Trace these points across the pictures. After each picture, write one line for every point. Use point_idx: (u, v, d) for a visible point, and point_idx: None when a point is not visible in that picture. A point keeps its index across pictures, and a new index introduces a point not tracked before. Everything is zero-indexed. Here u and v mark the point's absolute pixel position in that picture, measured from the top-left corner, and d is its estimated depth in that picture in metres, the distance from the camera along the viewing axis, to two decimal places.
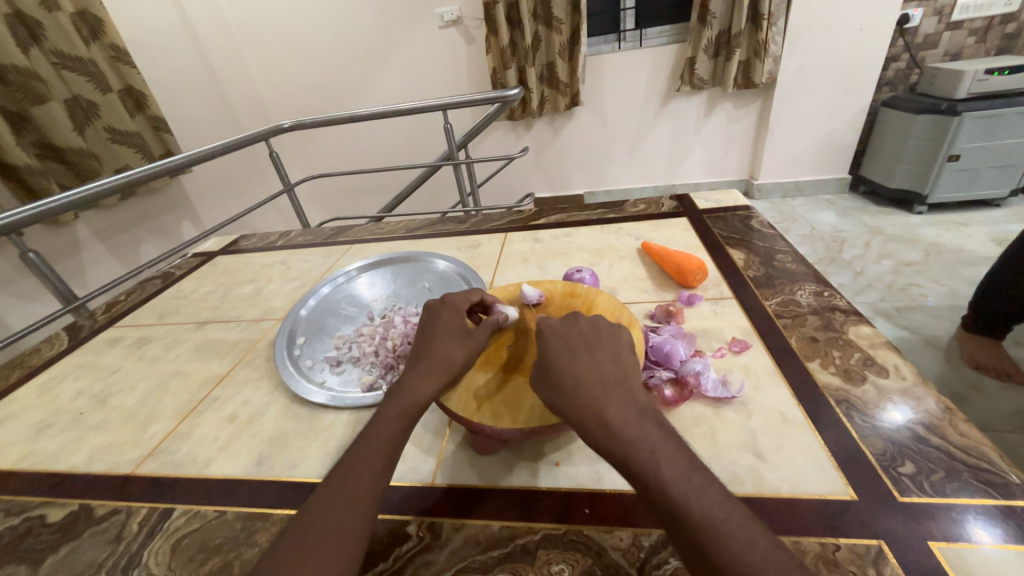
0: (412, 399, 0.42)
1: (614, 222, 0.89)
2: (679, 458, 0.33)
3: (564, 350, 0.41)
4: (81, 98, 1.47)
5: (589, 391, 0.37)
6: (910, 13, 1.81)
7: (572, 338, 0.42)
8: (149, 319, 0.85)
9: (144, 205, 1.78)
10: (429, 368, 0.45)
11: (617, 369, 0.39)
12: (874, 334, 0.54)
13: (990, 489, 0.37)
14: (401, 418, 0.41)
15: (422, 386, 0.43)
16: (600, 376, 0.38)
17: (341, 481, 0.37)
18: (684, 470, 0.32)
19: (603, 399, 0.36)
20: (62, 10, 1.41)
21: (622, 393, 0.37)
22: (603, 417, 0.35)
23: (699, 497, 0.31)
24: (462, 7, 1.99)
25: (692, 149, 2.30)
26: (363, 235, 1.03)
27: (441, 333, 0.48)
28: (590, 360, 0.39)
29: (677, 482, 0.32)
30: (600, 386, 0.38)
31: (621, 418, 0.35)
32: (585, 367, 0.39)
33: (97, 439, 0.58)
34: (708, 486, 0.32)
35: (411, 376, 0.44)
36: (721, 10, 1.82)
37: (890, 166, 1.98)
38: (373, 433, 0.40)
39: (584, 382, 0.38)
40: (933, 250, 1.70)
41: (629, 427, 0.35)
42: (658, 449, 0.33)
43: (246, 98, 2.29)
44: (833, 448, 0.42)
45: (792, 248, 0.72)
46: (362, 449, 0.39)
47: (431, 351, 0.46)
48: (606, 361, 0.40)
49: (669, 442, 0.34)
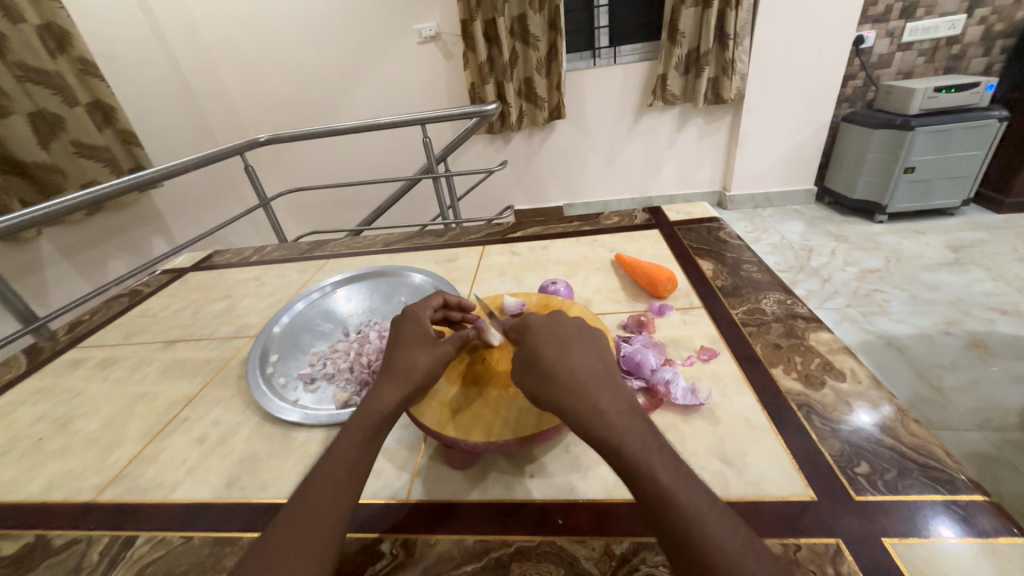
0: (377, 410, 0.42)
1: (588, 234, 0.91)
2: (667, 450, 0.34)
3: (554, 342, 0.41)
4: (47, 112, 1.44)
5: (583, 383, 0.38)
6: (865, 35, 1.93)
7: (559, 332, 0.42)
8: (115, 339, 0.83)
9: (112, 221, 1.73)
10: (392, 379, 0.44)
11: (606, 365, 0.40)
12: (833, 339, 0.57)
13: (937, 486, 0.39)
14: (365, 429, 0.41)
15: (387, 396, 0.43)
16: (591, 370, 0.39)
17: (306, 499, 0.36)
18: (672, 461, 0.33)
19: (597, 391, 0.37)
20: (27, 22, 1.38)
21: (612, 385, 0.38)
22: (598, 406, 0.36)
23: (685, 488, 0.32)
24: (441, 24, 2.02)
25: (667, 162, 2.37)
26: (340, 250, 1.02)
27: (405, 343, 0.48)
28: (580, 354, 0.40)
29: (666, 473, 0.32)
30: (591, 378, 0.38)
31: (614, 410, 0.36)
32: (577, 361, 0.39)
33: (56, 466, 0.56)
34: (691, 479, 0.33)
35: (376, 387, 0.44)
36: (690, 30, 1.90)
37: (852, 177, 2.07)
38: (339, 446, 0.40)
39: (578, 374, 0.38)
40: (894, 257, 1.79)
41: (621, 417, 0.35)
42: (647, 442, 0.34)
43: (221, 112, 2.27)
44: (794, 450, 0.43)
45: (757, 258, 0.76)
46: (328, 463, 0.39)
47: (395, 361, 0.46)
48: (595, 355, 0.40)
49: (657, 436, 0.35)
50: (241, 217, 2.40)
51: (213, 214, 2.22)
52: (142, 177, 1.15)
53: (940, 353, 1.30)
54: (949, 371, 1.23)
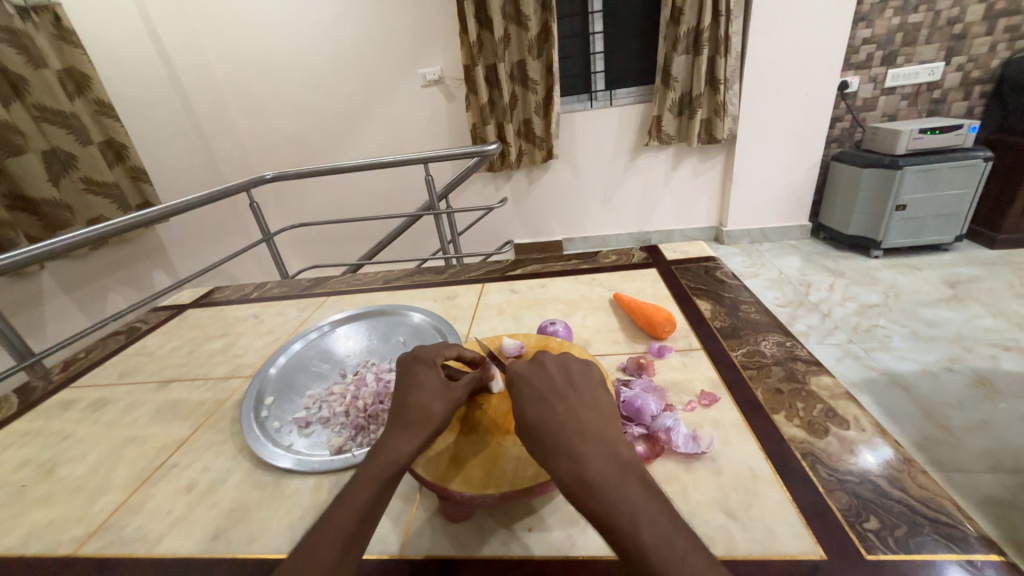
0: (391, 461, 0.41)
1: (587, 273, 0.92)
2: (661, 517, 0.33)
3: (540, 401, 0.41)
4: (60, 150, 1.48)
5: (569, 445, 0.37)
6: (848, 80, 2.03)
7: (546, 389, 0.42)
8: (109, 378, 0.82)
9: (115, 254, 1.74)
10: (406, 427, 0.44)
11: (595, 422, 0.39)
12: (834, 384, 0.56)
13: (950, 543, 0.38)
14: (378, 480, 0.40)
15: (402, 445, 0.42)
16: (578, 430, 0.38)
17: (312, 552, 0.35)
18: (665, 531, 0.32)
19: (583, 454, 0.36)
20: (49, 67, 1.46)
21: (600, 445, 0.37)
22: (582, 472, 0.35)
23: (679, 563, 0.30)
24: (444, 68, 2.13)
25: (663, 199, 2.42)
26: (341, 286, 1.03)
27: (419, 389, 0.47)
28: (568, 412, 0.40)
29: (656, 545, 0.31)
30: (579, 439, 0.37)
31: (603, 475, 0.35)
32: (565, 420, 0.39)
33: (37, 516, 0.54)
34: (687, 548, 0.31)
35: (391, 436, 0.43)
36: (681, 74, 2.00)
37: (845, 214, 2.12)
38: (350, 498, 0.39)
39: (564, 436, 0.38)
40: (892, 292, 1.80)
41: (610, 484, 0.34)
42: (639, 510, 0.33)
43: (230, 149, 2.34)
44: (800, 503, 0.42)
45: (755, 299, 0.76)
46: (336, 515, 0.38)
47: (410, 407, 0.45)
48: (584, 411, 0.40)
49: (650, 500, 0.34)
50: (244, 250, 2.42)
51: (217, 248, 2.24)
52: (147, 215, 1.17)
53: (947, 391, 1.28)
54: (956, 410, 1.21)
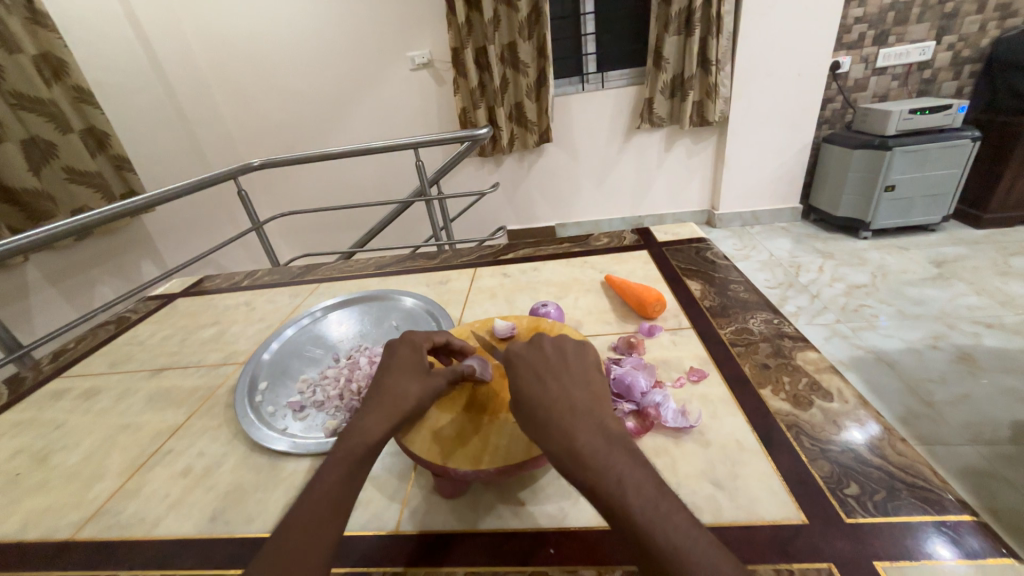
0: (362, 441, 0.41)
1: (579, 256, 0.92)
2: (647, 483, 0.33)
3: (534, 380, 0.42)
4: (39, 139, 1.44)
5: (560, 418, 0.38)
6: (840, 60, 2.02)
7: (541, 369, 0.43)
8: (100, 367, 0.81)
9: (101, 245, 1.71)
10: (380, 406, 0.44)
11: (587, 399, 0.40)
12: (820, 359, 0.57)
13: (926, 506, 0.39)
14: (350, 460, 0.40)
15: (374, 424, 0.43)
16: (570, 405, 0.39)
17: (286, 532, 0.36)
18: (651, 496, 0.33)
19: (574, 427, 0.37)
20: (23, 52, 1.42)
21: (591, 418, 0.38)
22: (572, 443, 0.36)
23: (664, 525, 0.31)
24: (433, 51, 2.08)
25: (656, 183, 2.42)
26: (332, 273, 1.02)
27: (397, 371, 0.48)
28: (560, 390, 0.40)
29: (643, 510, 0.32)
30: (571, 414, 0.38)
31: (592, 445, 0.36)
32: (557, 397, 0.40)
33: (33, 503, 0.54)
34: (672, 512, 0.32)
35: (362, 416, 0.44)
36: (674, 56, 1.98)
37: (836, 196, 2.13)
38: (322, 479, 0.39)
39: (555, 412, 0.38)
40: (880, 272, 1.82)
41: (599, 453, 0.35)
42: (626, 476, 0.34)
43: (215, 136, 2.29)
44: (784, 472, 0.44)
45: (744, 278, 0.77)
46: (310, 495, 0.38)
47: (387, 388, 0.46)
48: (576, 390, 0.41)
49: (637, 468, 0.34)
50: (234, 239, 2.39)
51: (205, 238, 2.21)
52: (132, 203, 1.14)
53: (931, 367, 1.32)
54: (939, 385, 1.25)
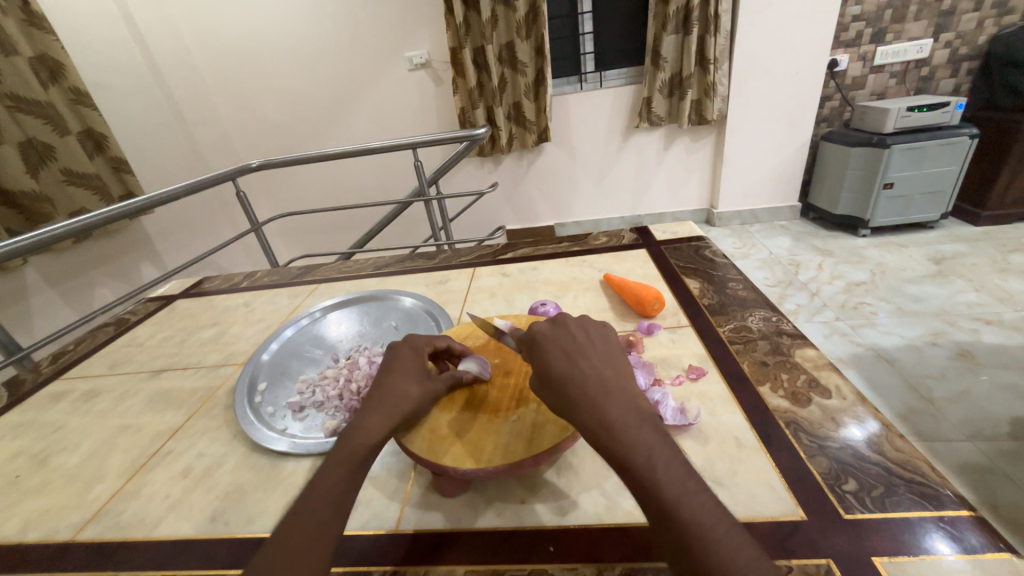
0: (362, 442, 0.41)
1: (578, 255, 0.92)
2: (676, 462, 0.33)
3: (563, 354, 0.41)
4: (37, 141, 1.44)
5: (591, 394, 0.37)
6: (838, 58, 2.02)
7: (570, 344, 0.42)
8: (100, 369, 0.81)
9: (100, 247, 1.71)
10: (380, 406, 0.44)
11: (616, 376, 0.39)
12: (818, 356, 0.58)
13: (925, 501, 0.39)
14: (350, 462, 0.40)
15: (372, 425, 0.42)
16: (601, 381, 0.38)
17: (288, 533, 0.36)
18: (679, 475, 0.33)
19: (606, 402, 0.37)
20: (20, 54, 1.41)
21: (622, 394, 0.38)
22: (603, 418, 0.36)
23: (691, 504, 0.31)
24: (431, 51, 2.08)
25: (654, 182, 2.42)
26: (332, 274, 1.02)
27: (398, 372, 0.47)
28: (590, 366, 0.40)
29: (671, 488, 0.32)
30: (601, 390, 0.38)
31: (623, 422, 0.35)
32: (586, 373, 0.39)
33: (33, 505, 0.54)
34: (699, 492, 0.32)
35: (362, 415, 0.43)
36: (672, 54, 1.98)
37: (834, 193, 2.13)
38: (323, 479, 0.39)
39: (584, 387, 0.38)
40: (878, 270, 1.83)
41: (629, 430, 0.35)
42: (655, 454, 0.34)
43: (213, 137, 2.29)
44: (783, 469, 0.44)
45: (743, 276, 0.77)
46: (311, 496, 0.38)
47: (387, 389, 0.45)
48: (605, 366, 0.40)
49: (667, 447, 0.34)
50: (232, 240, 2.39)
51: (204, 239, 2.21)
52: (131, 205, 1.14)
53: (929, 364, 1.32)
54: (938, 382, 1.25)
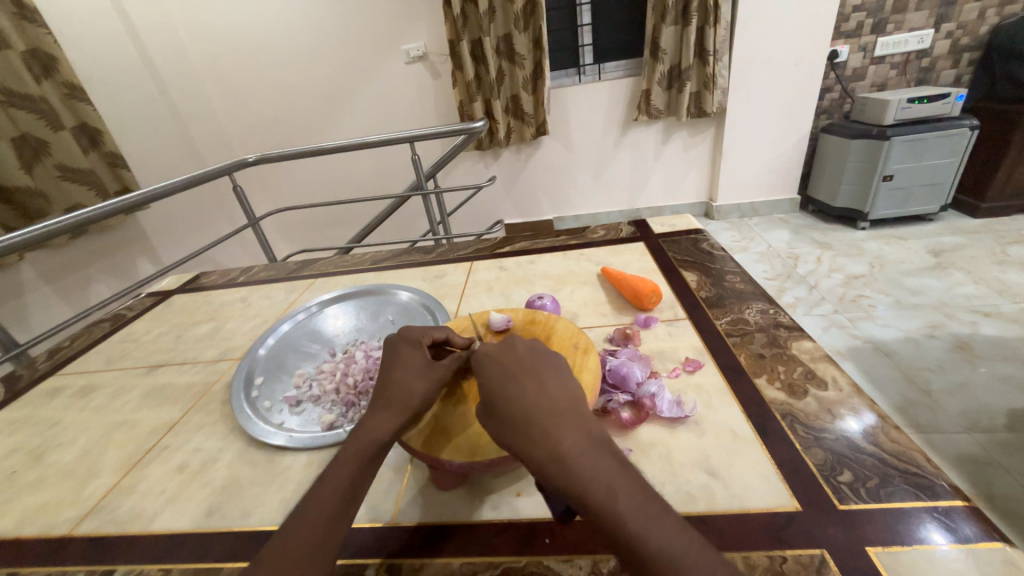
0: (372, 439, 0.41)
1: (575, 248, 0.92)
2: (635, 488, 0.33)
3: (510, 380, 0.40)
4: (30, 136, 1.43)
5: (543, 422, 0.36)
6: (838, 49, 2.00)
7: (518, 368, 0.42)
8: (96, 365, 0.81)
9: (96, 243, 1.71)
10: (387, 405, 0.44)
11: (566, 399, 0.39)
12: (815, 348, 0.58)
13: (919, 492, 0.39)
14: (360, 458, 0.40)
15: (383, 423, 0.43)
16: (551, 407, 0.38)
17: (297, 527, 0.36)
18: (641, 500, 0.32)
19: (557, 429, 0.36)
20: (11, 47, 1.39)
21: (574, 421, 0.37)
22: (558, 448, 0.35)
23: (656, 526, 0.31)
24: (428, 44, 2.06)
25: (654, 175, 2.41)
26: (329, 268, 1.02)
27: (402, 369, 0.47)
28: (540, 392, 0.39)
29: (634, 516, 0.31)
30: (553, 417, 0.37)
31: (577, 450, 0.35)
32: (538, 399, 0.38)
33: (29, 501, 0.54)
34: (661, 513, 0.32)
35: (371, 414, 0.44)
36: (671, 46, 1.96)
37: (834, 186, 2.12)
38: (333, 474, 0.39)
39: (536, 415, 0.37)
40: (877, 262, 1.82)
41: (584, 457, 0.34)
42: (614, 481, 0.33)
43: (209, 131, 2.28)
44: (779, 461, 0.44)
45: (741, 269, 0.77)
46: (318, 495, 0.38)
47: (393, 388, 0.45)
48: (555, 391, 0.40)
49: (624, 472, 0.34)
50: (230, 236, 2.38)
51: (201, 234, 2.20)
52: (128, 201, 1.14)
53: (927, 356, 1.32)
54: (936, 374, 1.25)
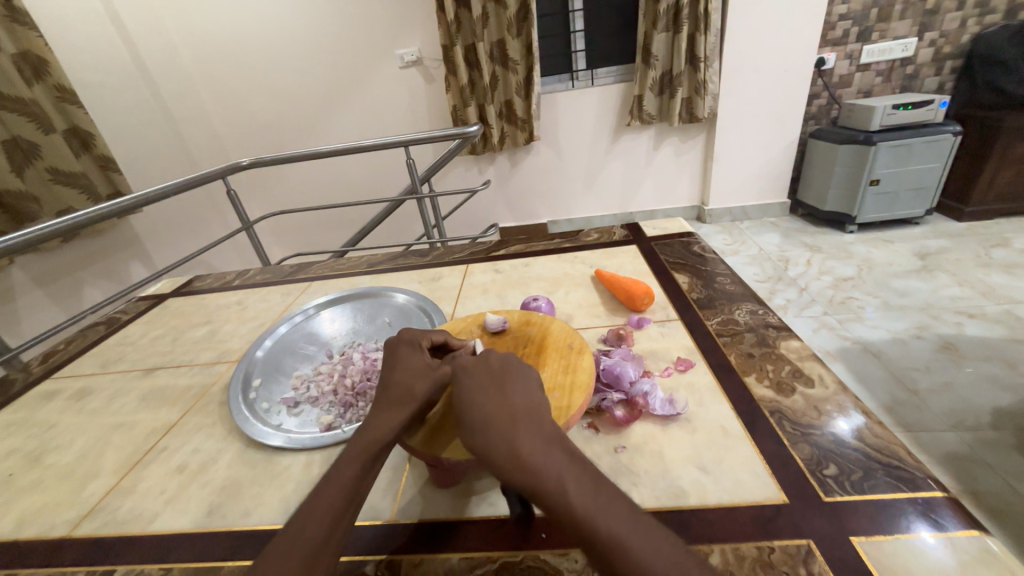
0: (375, 437, 0.42)
1: (570, 251, 0.93)
2: (588, 481, 0.33)
3: (474, 389, 0.41)
4: (21, 139, 1.42)
5: (502, 426, 0.37)
6: (825, 57, 2.05)
7: (482, 376, 0.42)
8: (91, 368, 0.81)
9: (87, 247, 1.69)
10: (391, 403, 0.45)
11: (526, 403, 0.39)
12: (802, 348, 0.59)
13: (900, 484, 0.41)
14: (363, 457, 0.41)
15: (386, 422, 0.43)
16: (511, 410, 0.38)
17: (303, 524, 0.37)
18: (594, 493, 0.32)
19: (515, 431, 0.36)
20: (2, 51, 1.38)
21: (533, 422, 0.38)
22: (515, 449, 0.35)
23: (610, 517, 0.31)
24: (422, 49, 2.08)
25: (646, 179, 2.44)
26: (324, 271, 1.02)
27: (403, 369, 0.47)
28: (501, 397, 0.40)
29: (587, 507, 0.31)
30: (512, 420, 0.37)
31: (535, 450, 0.35)
32: (498, 405, 0.39)
33: (27, 503, 0.54)
34: (616, 504, 0.32)
35: (375, 414, 0.44)
36: (662, 53, 2.00)
37: (822, 190, 2.17)
38: (338, 472, 0.40)
39: (495, 419, 0.37)
40: (865, 265, 1.86)
41: (541, 456, 0.35)
42: (569, 477, 0.33)
43: (202, 135, 2.28)
44: (767, 456, 0.45)
45: (731, 271, 0.78)
46: (323, 492, 0.38)
47: (393, 387, 0.46)
48: (517, 394, 0.40)
49: (579, 469, 0.34)
50: (223, 239, 2.37)
51: (194, 238, 2.19)
52: (121, 204, 1.13)
53: (914, 357, 1.35)
54: (923, 374, 1.28)
